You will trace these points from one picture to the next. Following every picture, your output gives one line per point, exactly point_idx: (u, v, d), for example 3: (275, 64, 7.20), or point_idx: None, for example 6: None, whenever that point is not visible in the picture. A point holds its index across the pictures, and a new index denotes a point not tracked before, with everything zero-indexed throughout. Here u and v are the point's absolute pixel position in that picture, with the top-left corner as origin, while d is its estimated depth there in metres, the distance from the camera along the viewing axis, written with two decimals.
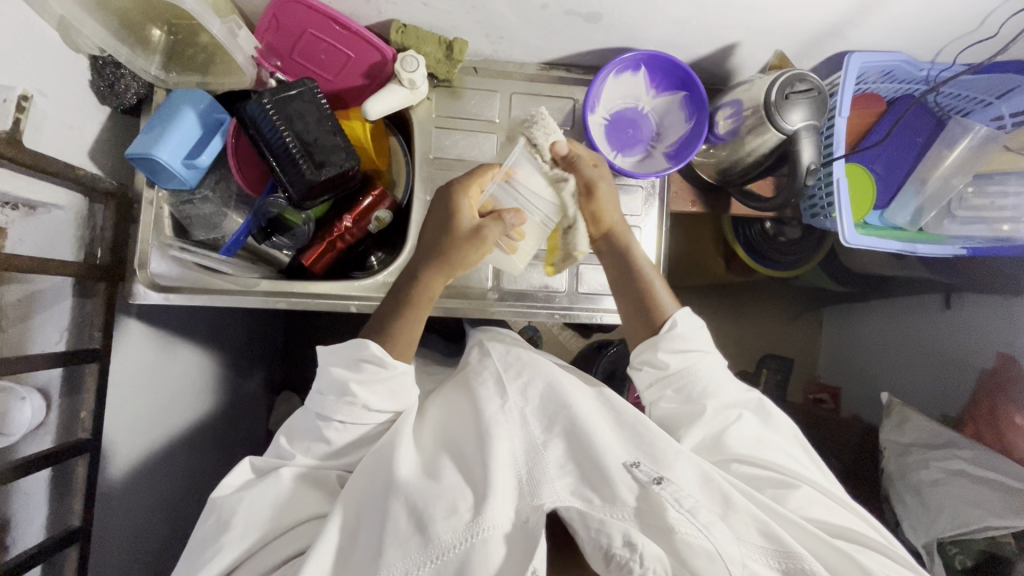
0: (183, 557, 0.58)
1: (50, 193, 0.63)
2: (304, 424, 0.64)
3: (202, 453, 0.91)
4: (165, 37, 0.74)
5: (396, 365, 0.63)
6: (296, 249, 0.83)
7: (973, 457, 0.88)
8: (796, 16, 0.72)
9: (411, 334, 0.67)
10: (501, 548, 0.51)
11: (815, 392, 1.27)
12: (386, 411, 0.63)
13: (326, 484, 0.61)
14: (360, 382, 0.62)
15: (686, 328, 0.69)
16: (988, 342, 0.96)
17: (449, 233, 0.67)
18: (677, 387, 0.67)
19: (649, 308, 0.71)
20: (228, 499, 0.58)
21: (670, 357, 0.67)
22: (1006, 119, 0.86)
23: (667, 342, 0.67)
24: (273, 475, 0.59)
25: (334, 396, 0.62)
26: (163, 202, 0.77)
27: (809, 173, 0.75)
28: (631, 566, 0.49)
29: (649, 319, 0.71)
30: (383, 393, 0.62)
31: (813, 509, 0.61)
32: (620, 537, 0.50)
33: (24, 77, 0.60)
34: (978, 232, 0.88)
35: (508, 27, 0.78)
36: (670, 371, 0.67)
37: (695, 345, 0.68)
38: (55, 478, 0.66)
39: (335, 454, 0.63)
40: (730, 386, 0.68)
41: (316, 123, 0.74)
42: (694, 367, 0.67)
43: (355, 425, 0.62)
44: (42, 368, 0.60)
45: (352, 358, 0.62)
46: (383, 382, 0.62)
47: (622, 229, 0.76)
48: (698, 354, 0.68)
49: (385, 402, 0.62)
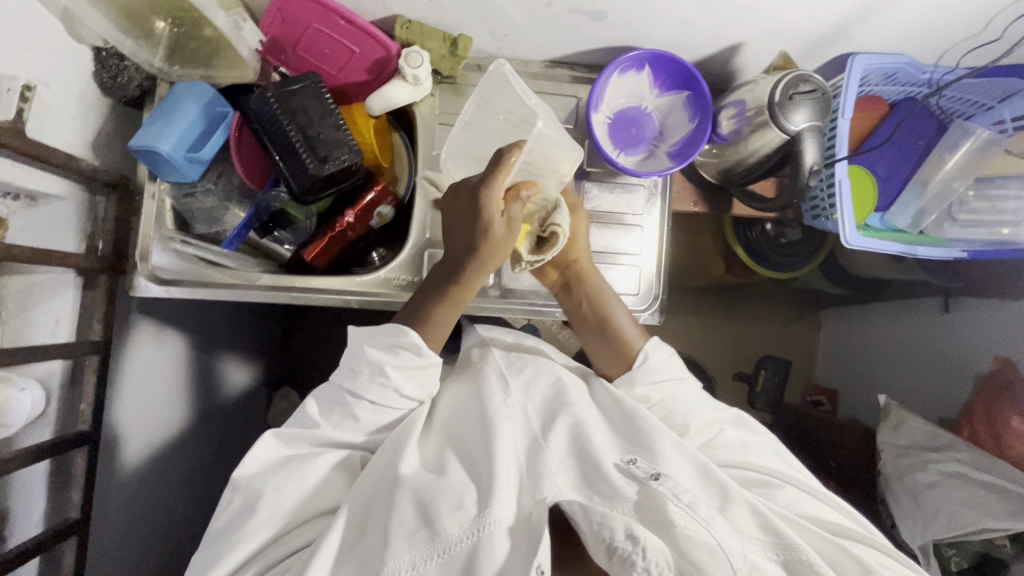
0: (200, 546, 0.57)
1: (53, 183, 0.63)
2: (331, 396, 0.62)
3: (201, 447, 0.91)
4: (168, 30, 0.73)
5: (431, 355, 0.63)
6: (296, 244, 0.82)
7: (969, 460, 0.88)
8: (801, 18, 0.72)
9: (450, 320, 0.68)
10: (505, 541, 0.51)
11: (812, 394, 1.28)
12: (411, 400, 0.64)
13: (348, 464, 0.61)
14: (395, 366, 0.61)
15: (660, 358, 0.69)
16: (985, 346, 0.96)
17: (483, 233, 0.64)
18: (661, 418, 0.68)
19: (616, 343, 0.71)
20: (255, 480, 0.58)
21: (649, 391, 0.68)
22: (1008, 124, 0.85)
23: (643, 375, 0.68)
24: (305, 458, 0.59)
25: (368, 375, 0.61)
26: (165, 195, 0.77)
27: (813, 172, 0.75)
28: (633, 558, 0.49)
29: (621, 360, 0.71)
30: (414, 379, 0.63)
31: (801, 506, 0.61)
32: (623, 530, 0.50)
33: (28, 67, 0.60)
34: (978, 236, 0.88)
35: (513, 25, 0.78)
36: (652, 402, 0.68)
37: (668, 376, 0.68)
38: (54, 469, 0.66)
39: (370, 433, 0.63)
40: (709, 406, 0.68)
41: (320, 117, 0.74)
42: (671, 397, 0.68)
43: (381, 408, 0.62)
44: (41, 359, 0.60)
45: (389, 342, 0.62)
46: (415, 369, 0.63)
47: (588, 265, 0.75)
48: (675, 382, 0.69)
49: (414, 388, 0.63)
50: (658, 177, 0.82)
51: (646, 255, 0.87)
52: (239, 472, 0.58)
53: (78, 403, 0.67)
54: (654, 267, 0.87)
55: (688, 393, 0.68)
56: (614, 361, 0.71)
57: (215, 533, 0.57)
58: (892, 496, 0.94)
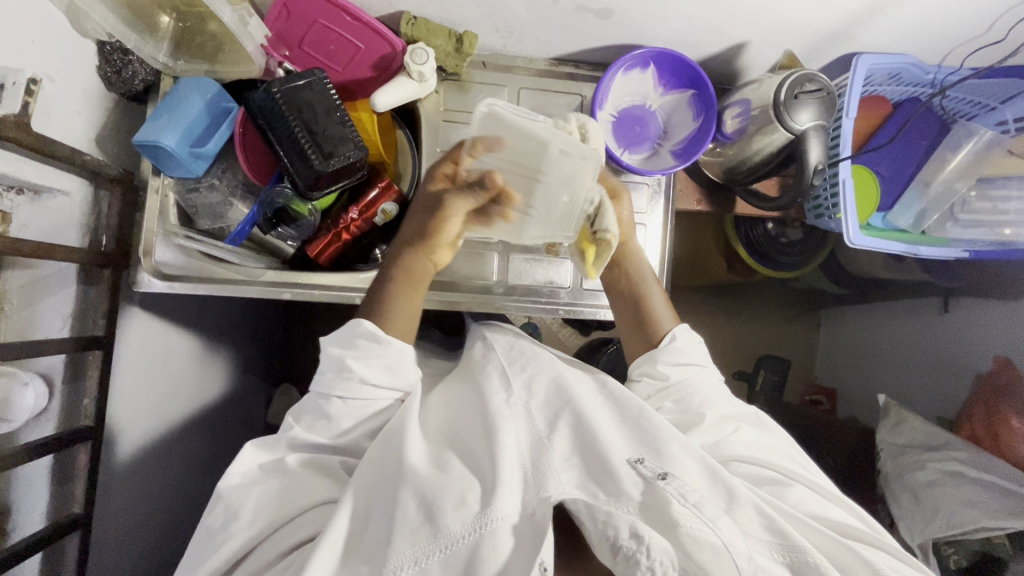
0: (186, 553, 0.58)
1: (57, 178, 0.63)
2: (307, 404, 0.63)
3: (202, 443, 0.90)
4: (173, 24, 0.74)
5: (390, 341, 0.63)
6: (301, 241, 0.82)
7: (968, 458, 0.89)
8: (807, 17, 0.72)
9: (413, 306, 0.68)
10: (509, 538, 0.51)
11: (812, 393, 1.29)
12: (388, 389, 0.63)
13: (329, 470, 0.61)
14: (355, 358, 0.62)
15: (686, 342, 0.69)
16: (986, 346, 0.96)
17: (432, 212, 0.68)
18: (676, 400, 0.67)
19: (646, 321, 0.72)
20: (238, 492, 0.58)
21: (670, 368, 0.67)
22: (1010, 124, 0.86)
23: (666, 354, 0.68)
24: (279, 463, 0.60)
25: (332, 372, 0.62)
26: (169, 189, 0.77)
27: (818, 172, 0.75)
28: (637, 557, 0.49)
29: (644, 342, 0.71)
30: (381, 367, 0.62)
31: (812, 505, 0.61)
32: (627, 529, 0.50)
33: (33, 61, 0.60)
34: (979, 236, 0.88)
35: (518, 22, 0.78)
36: (670, 382, 0.67)
37: (694, 359, 0.69)
38: (57, 465, 0.66)
39: (341, 435, 0.62)
40: (726, 399, 0.68)
41: (325, 114, 0.73)
42: (691, 380, 0.67)
43: (355, 402, 0.61)
44: (45, 354, 0.60)
45: (347, 338, 0.63)
46: (380, 358, 0.62)
47: (632, 245, 0.76)
48: (697, 368, 0.68)
49: (384, 377, 0.62)
50: (662, 175, 0.82)
51: (649, 253, 0.87)
52: (222, 483, 0.59)
53: (80, 398, 0.67)
54: (657, 264, 0.87)
55: (703, 384, 0.67)
56: (639, 339, 0.72)
57: (220, 526, 0.57)
58: (891, 495, 0.95)
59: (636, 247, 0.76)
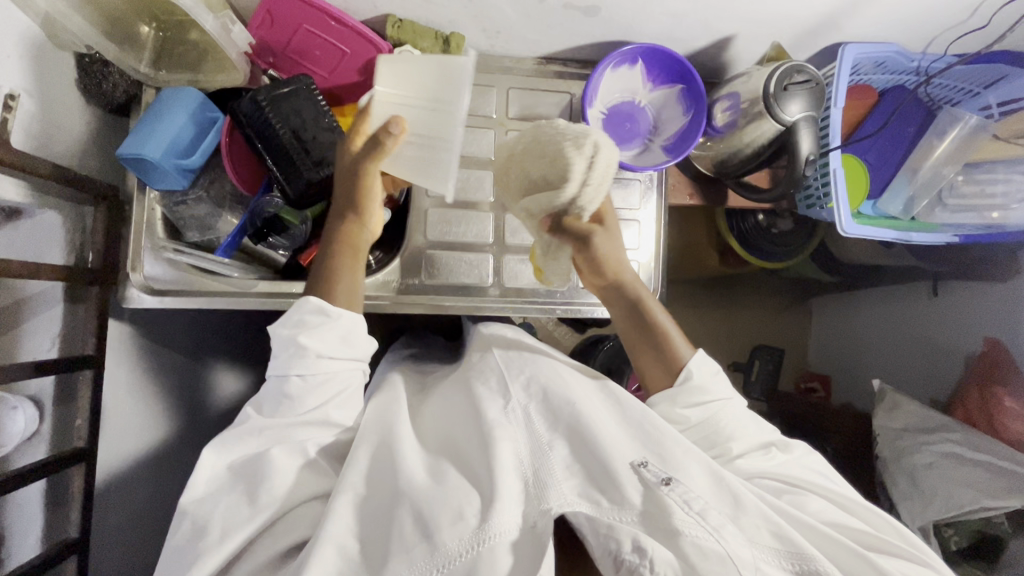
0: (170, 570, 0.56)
1: (37, 195, 0.62)
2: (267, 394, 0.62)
3: (176, 466, 0.83)
4: (153, 34, 0.71)
5: (338, 312, 0.63)
6: (292, 250, 0.80)
7: (963, 440, 0.90)
8: (793, 8, 0.72)
9: (353, 279, 0.67)
10: (507, 557, 0.51)
11: (806, 381, 1.28)
12: (346, 360, 0.63)
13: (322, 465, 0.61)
14: (307, 334, 0.61)
15: (705, 378, 0.67)
16: (975, 327, 0.98)
17: (347, 181, 0.66)
18: (704, 438, 0.66)
19: (663, 348, 0.69)
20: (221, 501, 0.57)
21: (691, 411, 0.65)
22: (994, 109, 0.88)
23: (687, 397, 0.65)
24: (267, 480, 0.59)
25: (286, 355, 0.61)
26: (156, 203, 0.75)
27: (808, 162, 0.76)
28: (640, 571, 0.50)
29: (664, 365, 0.68)
30: (334, 340, 0.62)
31: (831, 513, 0.61)
32: (630, 543, 0.51)
33: (12, 75, 0.59)
34: (968, 220, 0.90)
35: (506, 22, 0.78)
36: (693, 423, 0.66)
37: (713, 396, 0.67)
38: (49, 491, 0.65)
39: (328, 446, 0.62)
40: (755, 428, 0.68)
41: (314, 121, 0.72)
42: (717, 417, 0.66)
43: (316, 376, 0.61)
44: (30, 376, 0.59)
45: (293, 317, 0.62)
46: (331, 330, 0.62)
47: (630, 279, 0.72)
48: (720, 403, 0.67)
49: (341, 349, 0.62)
50: (654, 171, 0.82)
51: (644, 249, 0.87)
52: (218, 483, 0.58)
53: (71, 420, 0.66)
54: (652, 259, 0.87)
55: (737, 416, 0.67)
56: (659, 372, 0.68)
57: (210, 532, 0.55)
58: (890, 478, 0.95)
59: (635, 276, 0.73)
